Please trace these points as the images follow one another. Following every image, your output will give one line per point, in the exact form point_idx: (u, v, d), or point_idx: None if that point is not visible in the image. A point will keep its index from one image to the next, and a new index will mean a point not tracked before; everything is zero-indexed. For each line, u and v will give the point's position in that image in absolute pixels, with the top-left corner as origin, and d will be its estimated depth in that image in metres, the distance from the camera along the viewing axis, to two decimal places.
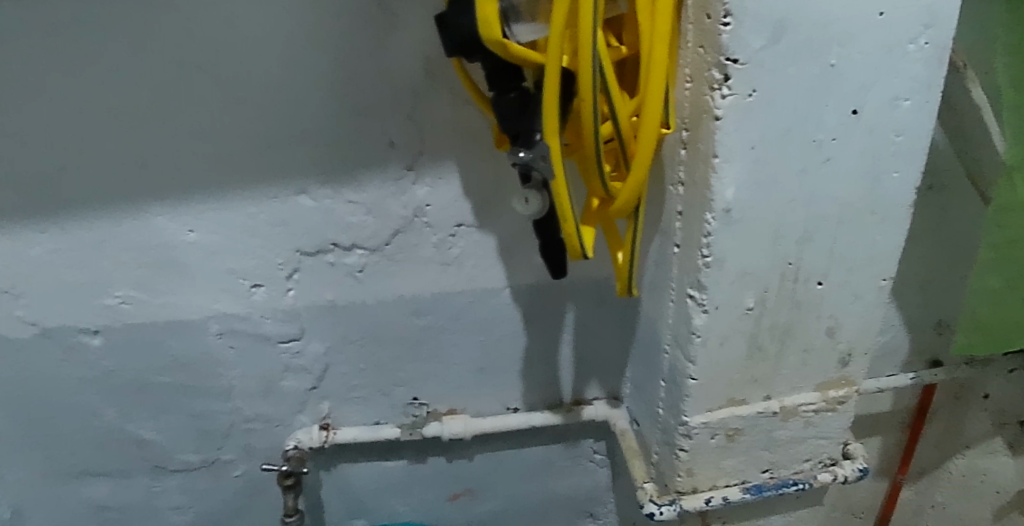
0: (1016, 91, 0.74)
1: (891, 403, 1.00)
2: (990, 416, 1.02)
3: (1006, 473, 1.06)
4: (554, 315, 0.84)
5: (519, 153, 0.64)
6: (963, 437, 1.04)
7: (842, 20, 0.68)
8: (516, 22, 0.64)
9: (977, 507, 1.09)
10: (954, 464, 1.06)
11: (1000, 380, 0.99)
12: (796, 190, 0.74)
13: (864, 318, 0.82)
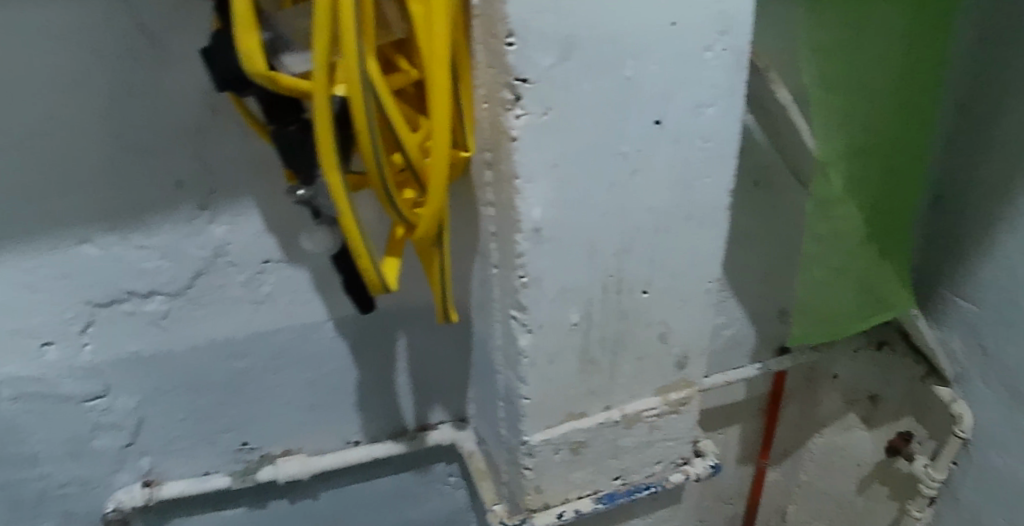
0: (824, 91, 0.77)
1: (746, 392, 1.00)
2: (842, 393, 1.07)
3: (866, 448, 1.06)
4: (384, 344, 0.85)
5: (300, 191, 0.68)
6: (820, 415, 1.11)
7: (633, 32, 0.69)
8: (287, 54, 0.65)
9: (847, 482, 1.11)
10: (816, 443, 1.13)
11: (846, 360, 1.05)
12: (605, 204, 0.76)
13: (694, 320, 0.83)
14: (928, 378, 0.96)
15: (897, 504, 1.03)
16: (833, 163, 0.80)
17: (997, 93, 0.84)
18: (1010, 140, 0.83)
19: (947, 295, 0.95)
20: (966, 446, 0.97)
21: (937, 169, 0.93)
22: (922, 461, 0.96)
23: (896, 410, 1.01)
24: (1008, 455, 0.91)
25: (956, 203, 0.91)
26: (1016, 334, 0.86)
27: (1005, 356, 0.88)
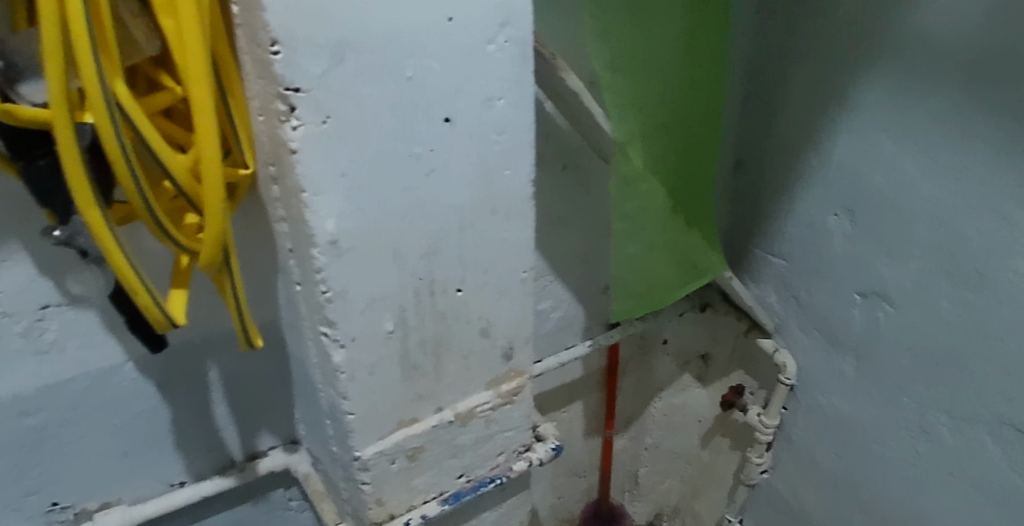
0: (613, 73, 0.77)
1: (583, 369, 1.02)
2: (673, 357, 1.16)
3: (702, 403, 1.16)
4: (195, 377, 0.83)
5: (54, 232, 0.62)
6: (657, 380, 1.19)
7: (410, 31, 0.66)
8: (23, 82, 0.56)
9: (689, 437, 1.20)
10: (656, 406, 1.22)
11: (673, 324, 1.12)
12: (404, 207, 0.73)
13: (515, 313, 0.83)
14: (751, 332, 1.06)
15: (738, 452, 1.13)
16: (631, 142, 0.81)
17: (780, 69, 0.93)
18: (795, 111, 0.93)
19: (758, 252, 1.05)
20: (792, 391, 1.06)
21: (734, 141, 1.02)
22: (755, 410, 1.05)
23: (728, 366, 1.10)
24: (831, 396, 1.00)
25: (754, 170, 1.01)
26: (823, 283, 0.97)
27: (816, 303, 0.99)
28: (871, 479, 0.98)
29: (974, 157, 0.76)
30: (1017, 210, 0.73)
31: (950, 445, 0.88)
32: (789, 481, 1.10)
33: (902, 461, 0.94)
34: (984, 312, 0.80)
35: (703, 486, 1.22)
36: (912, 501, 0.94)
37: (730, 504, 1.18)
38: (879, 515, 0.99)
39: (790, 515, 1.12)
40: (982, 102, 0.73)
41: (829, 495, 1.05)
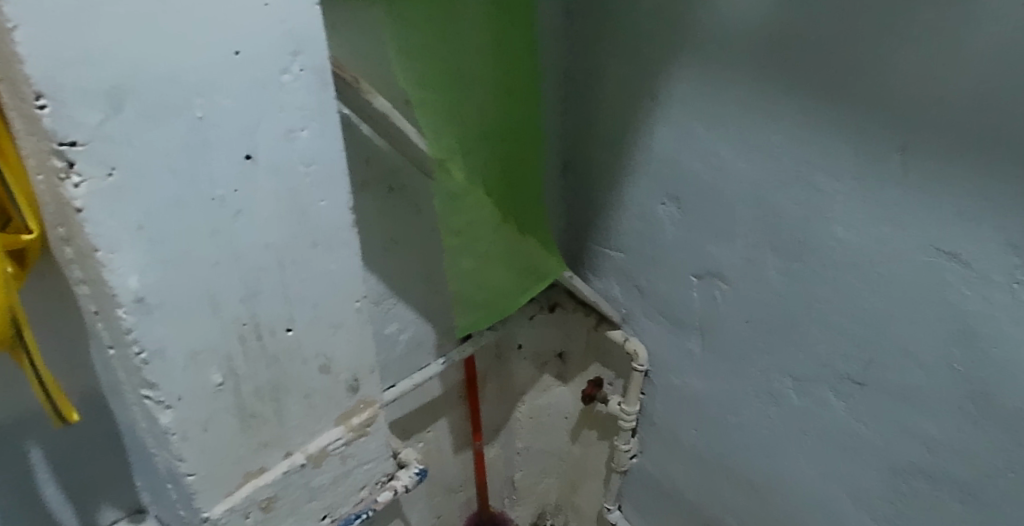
0: (422, 90, 0.77)
1: (441, 388, 1.04)
2: (530, 360, 1.17)
3: (565, 400, 1.22)
4: (13, 461, 0.76)
5: None
6: (517, 385, 1.19)
7: (195, 70, 0.60)
8: None
9: (559, 435, 1.27)
10: (519, 411, 1.22)
11: (526, 328, 1.11)
12: (215, 253, 0.68)
13: (351, 344, 0.83)
14: (601, 325, 1.10)
15: (606, 442, 1.20)
16: (450, 158, 0.81)
17: (593, 69, 0.95)
18: (613, 108, 0.95)
19: (598, 247, 1.08)
20: (648, 376, 1.10)
21: (560, 143, 1.04)
22: (616, 399, 1.12)
23: (584, 361, 1.16)
24: (684, 376, 1.04)
25: (583, 169, 1.03)
26: (659, 269, 1.00)
27: (656, 289, 1.02)
28: (728, 449, 1.04)
29: (781, 135, 0.80)
30: (825, 179, 0.79)
31: (797, 405, 0.93)
32: (660, 461, 1.14)
33: (757, 427, 0.99)
34: (809, 278, 0.85)
35: (579, 479, 1.29)
36: (770, 464, 1.00)
37: (607, 492, 1.24)
38: (741, 480, 1.04)
39: (663, 493, 1.16)
40: (783, 82, 0.77)
41: (694, 469, 1.09)
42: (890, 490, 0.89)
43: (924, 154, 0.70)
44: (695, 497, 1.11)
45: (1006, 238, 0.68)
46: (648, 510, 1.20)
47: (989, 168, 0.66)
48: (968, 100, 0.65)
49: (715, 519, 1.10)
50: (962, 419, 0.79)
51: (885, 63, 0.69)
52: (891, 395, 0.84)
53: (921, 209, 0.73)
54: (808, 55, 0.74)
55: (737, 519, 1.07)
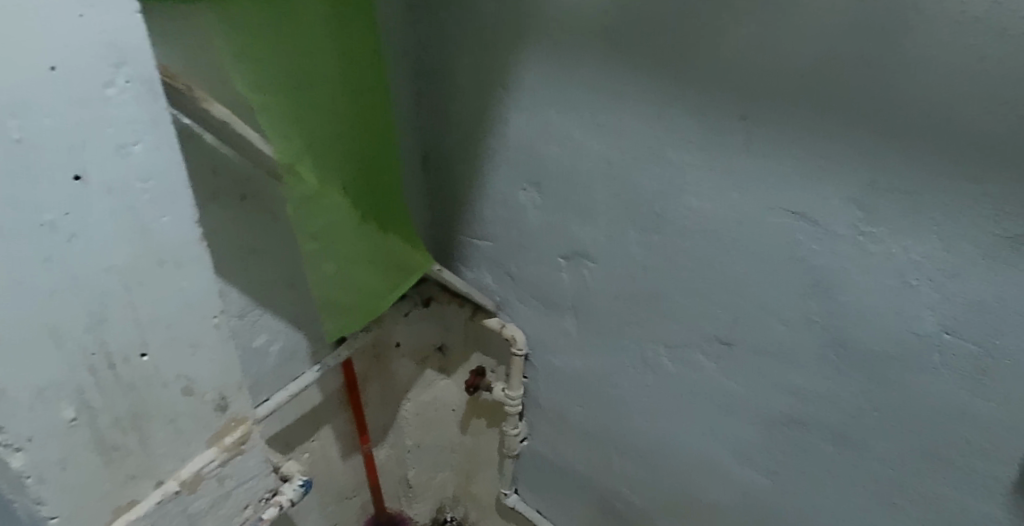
0: (263, 93, 0.76)
1: (322, 395, 1.04)
2: (410, 357, 1.16)
3: (450, 393, 1.22)
4: None
5: None
6: (399, 384, 1.18)
7: (5, 88, 0.56)
8: None
9: (450, 427, 1.27)
10: (406, 410, 1.22)
11: (401, 325, 1.11)
12: (51, 281, 0.64)
13: (214, 361, 0.81)
14: (477, 315, 1.11)
15: (496, 429, 1.22)
16: (297, 161, 0.80)
17: (443, 62, 0.95)
18: (465, 100, 0.96)
19: (467, 238, 1.08)
20: (529, 360, 1.12)
21: (419, 137, 1.04)
22: (500, 386, 1.14)
23: (466, 352, 1.17)
24: (564, 356, 1.07)
25: (444, 162, 1.04)
26: (527, 255, 1.02)
27: (526, 273, 1.04)
28: (615, 421, 1.07)
29: (627, 113, 0.84)
30: (673, 153, 0.84)
31: (672, 371, 0.97)
32: (551, 442, 1.17)
33: (638, 397, 1.03)
34: (667, 248, 0.89)
35: (474, 469, 1.30)
36: (654, 431, 1.04)
37: (502, 478, 1.26)
38: (629, 450, 1.08)
39: (559, 472, 1.19)
40: (626, 63, 0.82)
41: (584, 444, 1.13)
42: (768, 439, 0.94)
43: (760, 121, 0.77)
44: (589, 471, 1.15)
45: (848, 195, 0.75)
46: (545, 490, 1.23)
47: (823, 128, 0.73)
48: (798, 67, 0.72)
49: (611, 490, 1.13)
50: (822, 365, 0.86)
51: (718, 37, 0.75)
52: (754, 350, 0.90)
53: (765, 174, 0.79)
54: (648, 36, 0.79)
55: (631, 487, 1.11)
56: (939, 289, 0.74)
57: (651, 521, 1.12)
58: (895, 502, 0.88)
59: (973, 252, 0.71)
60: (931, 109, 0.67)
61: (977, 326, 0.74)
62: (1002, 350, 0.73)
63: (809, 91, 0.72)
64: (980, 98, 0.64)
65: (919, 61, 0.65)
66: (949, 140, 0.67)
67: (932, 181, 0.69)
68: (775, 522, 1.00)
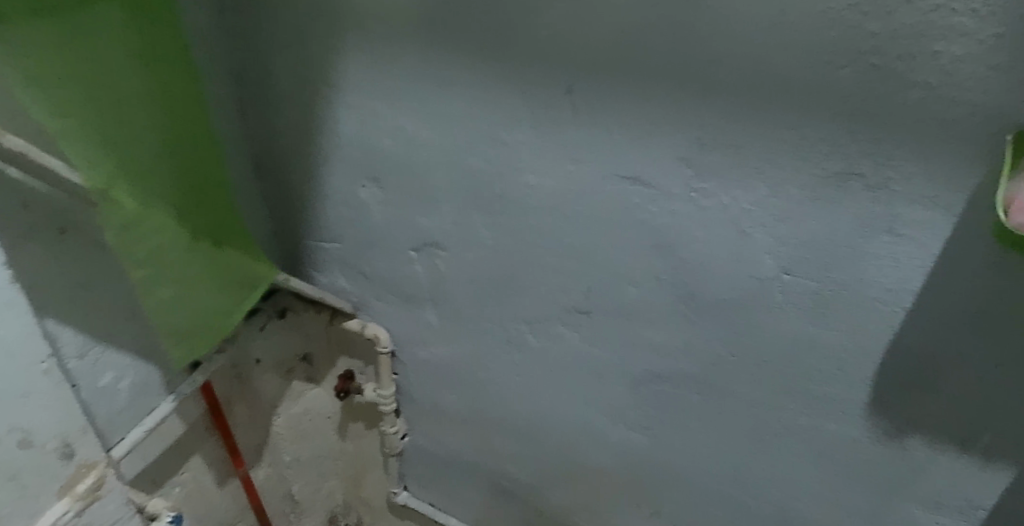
0: (63, 118, 0.70)
1: (185, 425, 1.00)
2: (275, 370, 1.14)
3: (324, 401, 1.22)
4: None
5: None
6: (267, 399, 1.15)
7: None
8: None
9: (327, 436, 1.26)
10: (278, 425, 1.18)
11: (260, 340, 1.08)
12: None
13: (51, 408, 0.76)
14: (336, 319, 1.11)
15: (375, 430, 1.22)
16: (111, 185, 0.75)
17: (260, 65, 0.92)
18: (290, 101, 0.93)
19: (313, 243, 1.06)
20: (396, 357, 1.12)
21: (248, 144, 1.00)
22: (371, 386, 1.14)
23: (333, 356, 1.16)
24: (431, 348, 1.07)
25: (277, 167, 1.00)
26: (376, 252, 1.01)
27: (379, 271, 1.03)
28: (493, 404, 1.08)
29: (454, 98, 0.84)
30: (506, 133, 0.84)
31: (537, 346, 0.99)
32: (432, 433, 1.17)
33: (509, 376, 1.04)
34: (513, 227, 0.90)
35: (361, 473, 1.30)
36: (531, 407, 1.05)
37: (389, 477, 1.27)
38: (509, 430, 1.09)
39: (448, 463, 1.19)
40: (448, 46, 0.81)
41: (467, 431, 1.13)
42: (638, 398, 0.98)
43: (584, 92, 0.80)
44: (474, 457, 1.16)
45: (679, 154, 0.80)
46: (436, 482, 1.24)
47: (644, 89, 0.78)
48: (613, 35, 0.75)
49: (497, 470, 1.15)
50: (675, 320, 0.90)
51: (535, 13, 0.76)
52: (611, 314, 0.92)
53: (595, 143, 0.82)
54: (467, 19, 0.79)
55: (516, 464, 1.13)
56: (773, 233, 0.81)
57: (541, 494, 1.14)
58: (763, 437, 0.94)
59: (799, 195, 0.78)
60: (746, 61, 0.73)
61: (812, 264, 0.81)
62: (839, 283, 0.81)
63: (631, 57, 0.76)
64: (789, 47, 0.71)
65: (729, 19, 0.71)
66: (764, 89, 0.74)
67: (755, 130, 0.76)
68: (652, 474, 1.04)
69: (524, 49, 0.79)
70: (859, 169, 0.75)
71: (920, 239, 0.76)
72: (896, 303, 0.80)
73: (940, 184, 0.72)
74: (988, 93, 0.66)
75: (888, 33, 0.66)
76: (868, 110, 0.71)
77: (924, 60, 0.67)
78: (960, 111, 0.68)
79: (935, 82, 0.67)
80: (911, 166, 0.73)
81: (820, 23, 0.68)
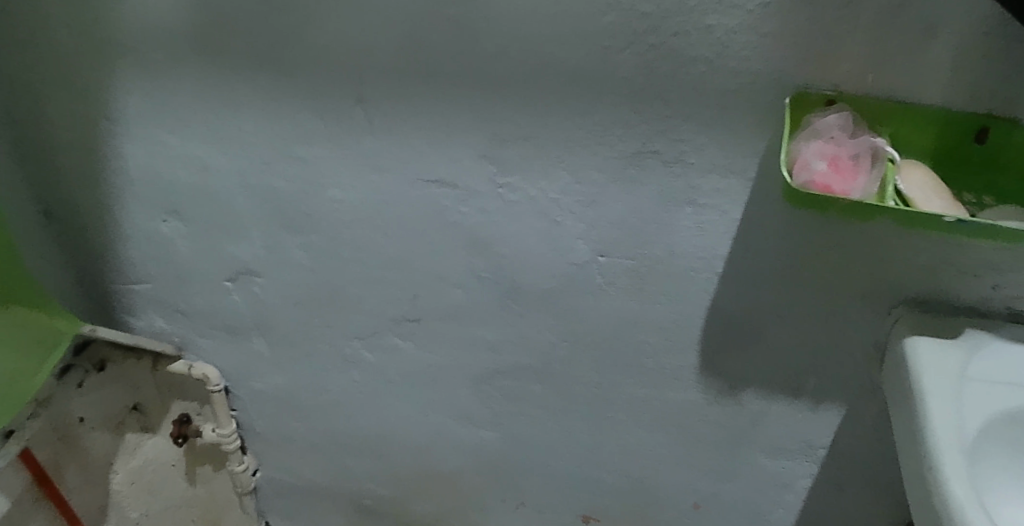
0: None
1: (10, 499, 0.97)
2: (102, 427, 1.05)
3: (164, 450, 1.12)
4: None
5: None
6: (99, 457, 1.08)
7: None
8: None
9: (175, 485, 1.16)
10: (117, 481, 1.12)
11: (78, 399, 1.00)
12: None
13: None
14: (160, 363, 1.03)
15: (225, 470, 1.15)
16: None
17: (31, 104, 0.85)
18: (69, 140, 0.86)
19: (121, 286, 0.99)
20: (231, 392, 1.07)
21: (29, 190, 0.92)
22: (210, 427, 1.08)
23: (163, 400, 1.08)
24: (269, 378, 1.03)
25: (69, 212, 0.93)
26: (192, 287, 0.95)
27: (196, 307, 0.97)
28: (344, 424, 1.05)
29: (246, 118, 0.80)
30: (304, 149, 0.81)
31: (374, 362, 0.97)
32: (282, 464, 1.14)
33: (350, 395, 1.01)
34: (325, 245, 0.87)
35: (218, 517, 1.22)
36: (381, 421, 1.03)
37: (248, 515, 1.22)
38: (363, 448, 1.07)
39: (312, 489, 1.16)
40: (229, 67, 0.77)
41: (323, 455, 1.10)
42: (483, 397, 0.97)
43: (374, 101, 0.77)
44: (334, 479, 1.13)
45: (479, 151, 0.78)
46: (303, 508, 1.21)
47: (435, 92, 0.76)
48: (393, 39, 0.73)
49: (357, 488, 1.14)
50: (502, 315, 0.89)
51: (312, 25, 0.73)
52: (443, 319, 0.91)
53: (395, 150, 0.79)
54: (246, 36, 0.75)
55: (373, 479, 1.12)
56: (583, 219, 0.81)
57: (406, 504, 1.14)
58: (608, 415, 0.95)
59: (601, 178, 0.79)
60: (531, 53, 0.72)
61: (624, 243, 0.82)
62: (652, 257, 0.83)
63: (416, 59, 0.74)
64: (568, 35, 0.70)
65: (507, 11, 0.70)
66: (552, 78, 0.73)
67: (548, 121, 0.76)
68: (508, 469, 1.05)
69: (308, 62, 0.76)
70: (654, 146, 0.76)
71: (721, 207, 0.79)
72: (709, 270, 0.83)
73: (732, 152, 0.75)
74: (763, 61, 0.70)
75: (661, 13, 0.68)
76: (653, 90, 0.73)
77: (699, 35, 0.69)
78: (740, 81, 0.71)
79: (712, 56, 0.70)
80: (701, 138, 0.75)
81: (595, 8, 0.68)
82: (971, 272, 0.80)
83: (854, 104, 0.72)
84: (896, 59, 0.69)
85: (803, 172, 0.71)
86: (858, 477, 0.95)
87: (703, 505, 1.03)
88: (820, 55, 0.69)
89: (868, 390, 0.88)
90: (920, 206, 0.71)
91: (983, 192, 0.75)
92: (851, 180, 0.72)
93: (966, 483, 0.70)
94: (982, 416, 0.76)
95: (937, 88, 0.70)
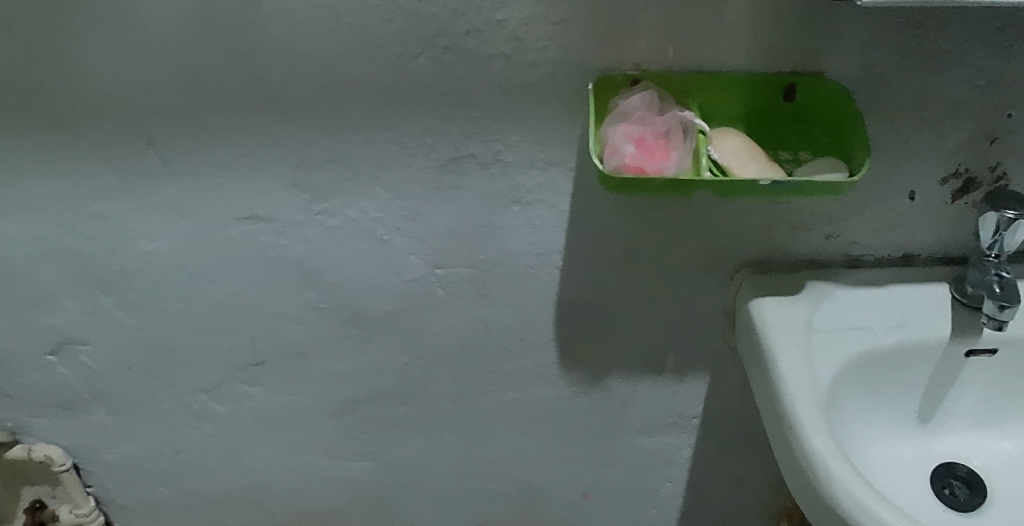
0: None
1: None
2: None
3: None
4: None
5: None
6: None
7: None
8: None
9: None
10: None
11: None
12: None
13: None
14: None
15: None
16: None
17: None
18: None
19: None
20: (82, 469, 1.01)
21: None
22: (66, 508, 1.04)
23: (13, 489, 1.04)
24: (121, 447, 0.98)
25: None
26: (16, 365, 0.89)
27: (23, 387, 0.91)
28: (212, 478, 1.01)
29: (29, 181, 0.75)
30: (100, 204, 0.76)
31: (227, 412, 0.94)
32: None
33: (212, 449, 0.98)
34: (149, 299, 0.84)
35: None
36: (252, 471, 1.00)
37: None
38: (240, 501, 1.04)
39: None
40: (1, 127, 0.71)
41: (200, 514, 1.07)
42: (350, 428, 0.95)
43: (168, 145, 0.73)
44: None
45: (288, 182, 0.75)
46: None
47: (231, 128, 0.72)
48: (173, 76, 0.68)
49: None
50: (352, 342, 0.87)
51: (83, 71, 0.68)
52: (292, 357, 0.89)
53: (202, 192, 0.76)
54: (10, 92, 0.69)
55: None
56: (410, 234, 0.79)
57: None
58: (478, 422, 0.95)
59: (420, 190, 0.76)
60: (324, 73, 0.68)
61: (455, 252, 0.81)
62: (488, 261, 0.81)
63: (203, 94, 0.69)
64: (356, 49, 0.67)
65: (288, 32, 0.65)
66: (350, 96, 0.70)
67: (355, 139, 0.73)
68: (390, 495, 1.03)
69: (84, 113, 0.70)
70: (467, 151, 0.74)
71: (547, 201, 0.78)
72: (547, 265, 0.82)
73: (547, 144, 0.74)
74: (560, 49, 0.68)
75: (447, 14, 0.65)
76: (455, 94, 0.70)
77: (490, 32, 0.66)
78: (541, 72, 0.69)
79: (509, 51, 0.68)
80: (512, 136, 0.73)
81: (379, 17, 0.65)
82: (802, 226, 0.82)
83: (657, 79, 0.71)
84: (691, 31, 0.68)
85: (614, 158, 0.69)
86: (729, 438, 0.97)
87: (592, 493, 1.03)
88: (616, 36, 0.68)
89: (726, 353, 0.89)
90: (734, 173, 0.70)
91: (800, 148, 0.75)
92: (663, 157, 0.70)
93: (825, 434, 0.70)
94: (833, 364, 0.76)
95: (737, 54, 0.70)
